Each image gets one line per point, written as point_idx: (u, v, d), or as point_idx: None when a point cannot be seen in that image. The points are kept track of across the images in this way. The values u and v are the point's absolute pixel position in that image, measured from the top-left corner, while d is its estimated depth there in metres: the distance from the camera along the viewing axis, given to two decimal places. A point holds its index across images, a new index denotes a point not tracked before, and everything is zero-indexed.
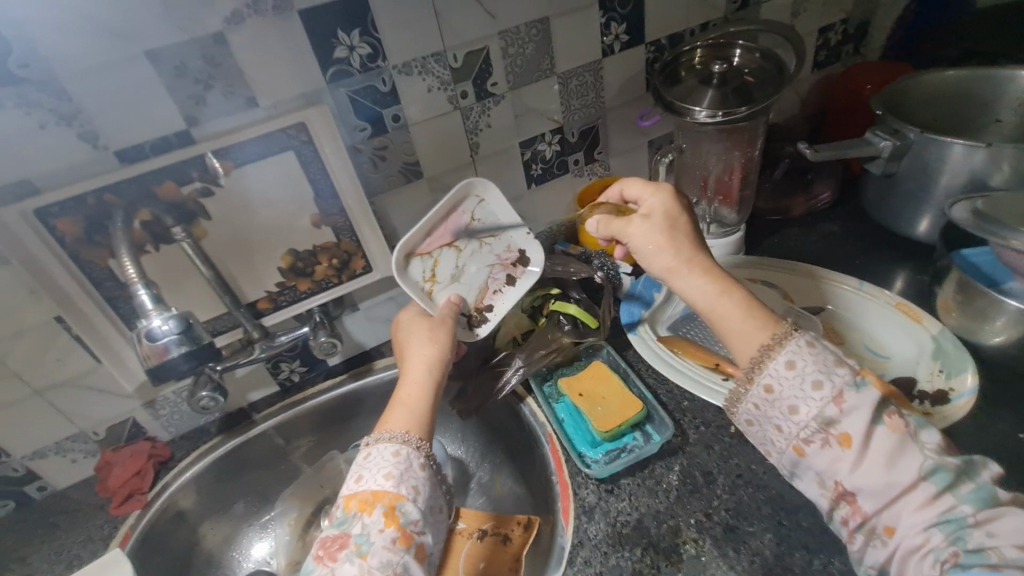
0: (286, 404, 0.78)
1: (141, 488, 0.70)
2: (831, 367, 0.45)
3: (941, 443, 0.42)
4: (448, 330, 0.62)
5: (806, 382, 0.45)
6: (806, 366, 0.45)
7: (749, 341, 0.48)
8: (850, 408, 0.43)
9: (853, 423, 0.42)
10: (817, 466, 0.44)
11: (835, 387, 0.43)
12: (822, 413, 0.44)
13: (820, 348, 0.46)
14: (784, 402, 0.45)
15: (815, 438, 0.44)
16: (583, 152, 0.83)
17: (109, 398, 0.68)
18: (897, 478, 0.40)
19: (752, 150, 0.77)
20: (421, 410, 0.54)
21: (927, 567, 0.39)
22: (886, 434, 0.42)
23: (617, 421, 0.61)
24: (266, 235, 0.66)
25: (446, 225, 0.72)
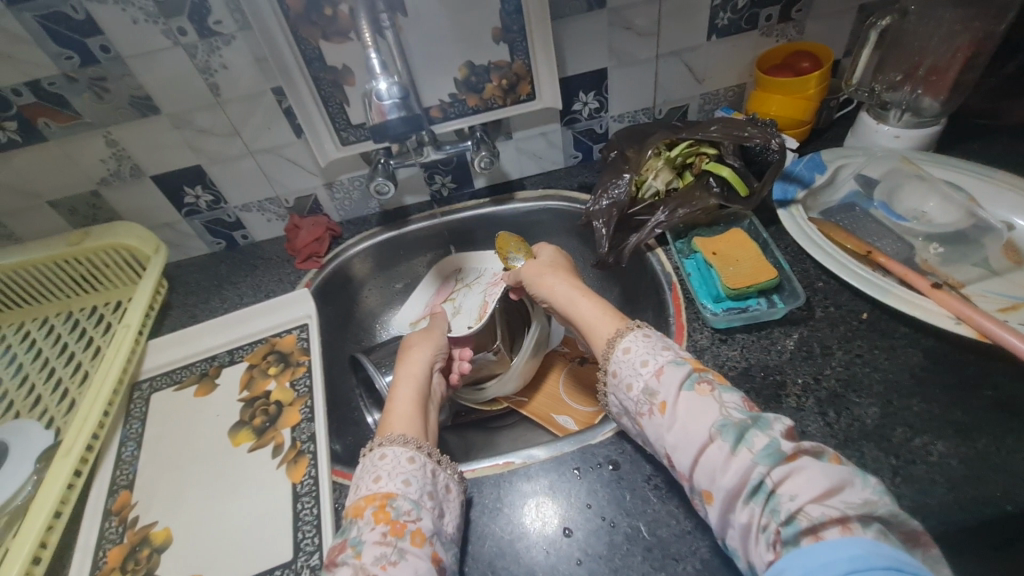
0: (434, 213, 0.87)
1: (319, 253, 0.83)
2: (658, 350, 0.50)
3: (744, 403, 0.44)
4: (441, 338, 0.71)
5: (648, 355, 0.49)
6: (639, 351, 0.50)
7: (601, 335, 0.56)
8: (666, 380, 0.47)
9: (667, 392, 0.46)
10: (652, 437, 0.47)
11: (657, 364, 0.48)
12: (646, 384, 0.48)
13: (654, 340, 0.51)
14: (624, 380, 0.50)
15: (645, 409, 0.47)
16: (781, 6, 0.75)
17: (301, 172, 0.80)
18: (699, 440, 0.43)
19: (997, 23, 0.64)
20: (417, 412, 0.58)
21: (760, 544, 0.38)
22: (692, 399, 0.45)
23: (747, 282, 0.63)
24: (449, 43, 0.69)
25: (436, 296, 0.85)
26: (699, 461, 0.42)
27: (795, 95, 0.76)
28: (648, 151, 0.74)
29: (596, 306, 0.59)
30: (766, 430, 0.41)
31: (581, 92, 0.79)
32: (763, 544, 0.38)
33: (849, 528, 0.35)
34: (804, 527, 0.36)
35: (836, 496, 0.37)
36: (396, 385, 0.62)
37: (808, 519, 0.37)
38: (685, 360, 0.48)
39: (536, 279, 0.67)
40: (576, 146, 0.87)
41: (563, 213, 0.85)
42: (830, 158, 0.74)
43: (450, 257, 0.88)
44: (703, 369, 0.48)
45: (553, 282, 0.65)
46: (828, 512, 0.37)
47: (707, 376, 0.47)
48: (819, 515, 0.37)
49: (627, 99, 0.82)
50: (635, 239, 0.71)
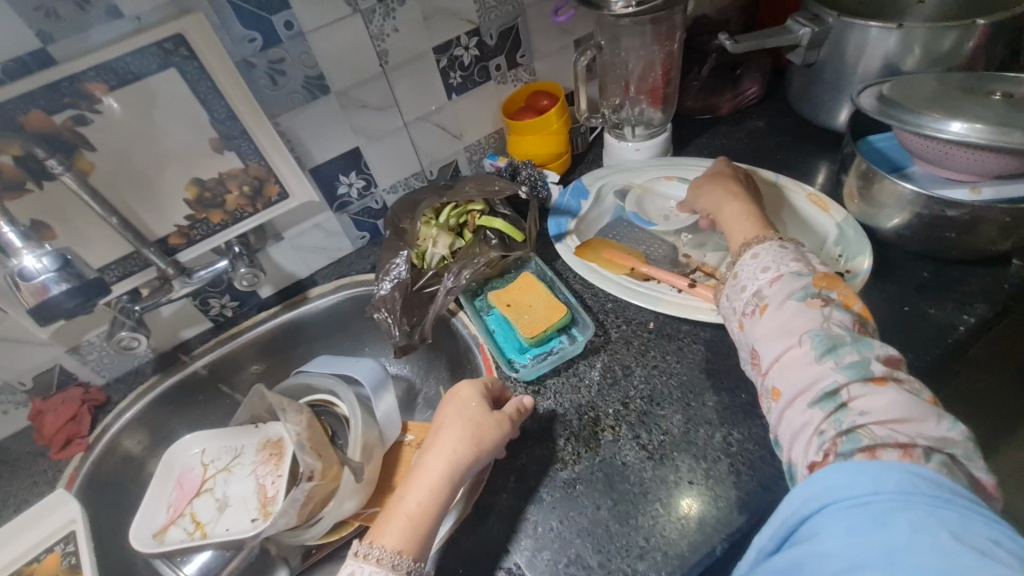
0: (221, 340, 0.77)
1: (80, 432, 0.69)
2: (786, 260, 0.53)
3: (854, 322, 0.46)
4: (497, 432, 0.54)
5: (774, 262, 0.53)
6: (766, 257, 0.54)
7: (742, 231, 0.60)
8: (778, 288, 0.50)
9: (774, 297, 0.50)
10: (748, 336, 0.51)
11: (778, 271, 0.52)
12: (759, 289, 0.52)
13: (789, 249, 0.54)
14: (741, 283, 0.54)
15: (750, 310, 0.52)
16: (504, 56, 0.80)
17: (27, 347, 0.66)
18: (790, 341, 0.46)
19: (671, 43, 0.74)
20: (425, 524, 0.48)
21: (811, 447, 0.41)
22: (801, 310, 0.48)
23: (542, 326, 0.63)
24: (164, 165, 0.62)
25: (180, 492, 0.65)
26: (783, 359, 0.46)
27: (541, 133, 0.80)
28: (419, 221, 0.72)
29: (739, 213, 0.62)
30: (864, 350, 0.43)
31: (340, 175, 0.76)
32: (813, 446, 0.41)
33: (911, 455, 0.37)
34: (863, 444, 0.39)
35: (908, 424, 0.39)
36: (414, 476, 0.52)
37: (869, 436, 0.39)
38: (811, 275, 0.50)
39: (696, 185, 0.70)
40: (358, 227, 0.83)
41: (365, 298, 0.81)
42: (590, 182, 0.79)
43: (192, 438, 0.68)
44: (825, 287, 0.49)
45: (705, 189, 0.67)
46: (894, 435, 0.38)
47: (827, 296, 0.48)
48: (884, 435, 0.39)
49: (392, 169, 0.81)
50: (432, 313, 0.68)
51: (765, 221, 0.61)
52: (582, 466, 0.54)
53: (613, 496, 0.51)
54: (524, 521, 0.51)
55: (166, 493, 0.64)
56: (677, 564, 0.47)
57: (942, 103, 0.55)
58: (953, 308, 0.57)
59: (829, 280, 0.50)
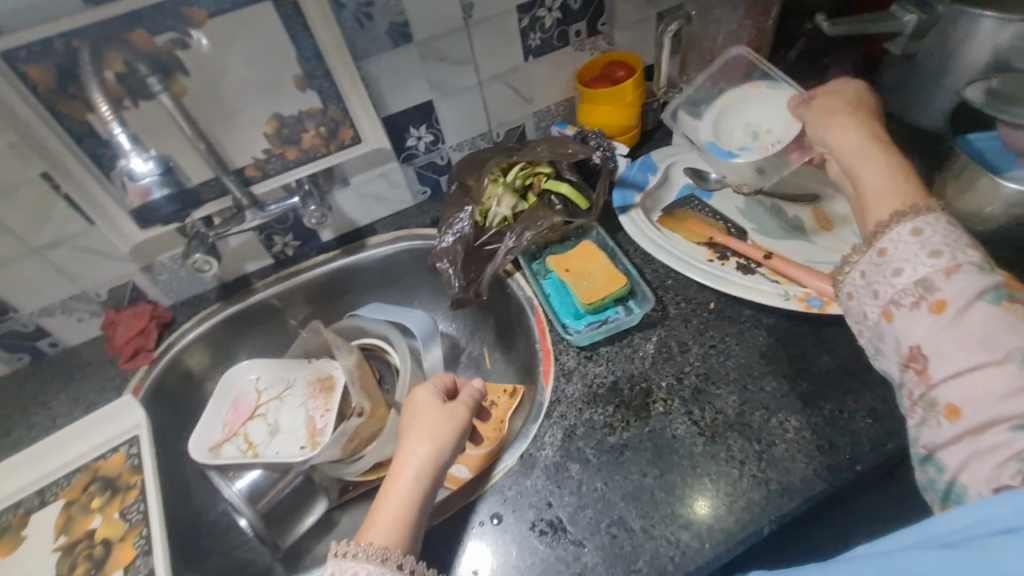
0: (281, 277, 0.80)
1: (147, 345, 0.72)
2: (960, 247, 0.40)
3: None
4: (457, 422, 0.52)
5: (938, 245, 0.41)
6: (934, 237, 0.41)
7: (885, 202, 0.46)
8: (959, 282, 0.38)
9: (953, 293, 0.38)
10: (898, 330, 0.41)
11: (954, 261, 0.39)
12: (927, 276, 0.40)
13: (930, 235, 0.41)
14: (892, 265, 0.42)
15: (908, 300, 0.40)
16: (585, 21, 0.78)
17: (107, 260, 0.69)
18: (982, 353, 0.35)
19: (765, 19, 0.73)
20: (410, 519, 0.45)
21: (1000, 473, 0.33)
22: (990, 313, 0.36)
23: (601, 294, 0.63)
24: (249, 97, 0.64)
25: (235, 413, 0.67)
26: (965, 373, 0.36)
27: (615, 104, 0.78)
28: (486, 179, 0.72)
29: (888, 169, 0.47)
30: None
31: (411, 127, 0.77)
32: (1005, 475, 0.33)
33: None
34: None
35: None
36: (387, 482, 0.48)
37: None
38: (998, 272, 0.38)
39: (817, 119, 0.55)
40: (421, 181, 0.84)
41: (421, 251, 0.82)
42: (659, 158, 0.78)
43: (249, 365, 0.71)
44: (1015, 287, 0.38)
45: (822, 134, 0.53)
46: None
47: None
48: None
49: (461, 127, 0.81)
50: (490, 270, 0.68)
51: (912, 186, 0.46)
52: (631, 433, 0.54)
53: (661, 466, 0.51)
54: (569, 479, 0.52)
55: (221, 413, 0.67)
56: (720, 540, 0.46)
57: None
58: None
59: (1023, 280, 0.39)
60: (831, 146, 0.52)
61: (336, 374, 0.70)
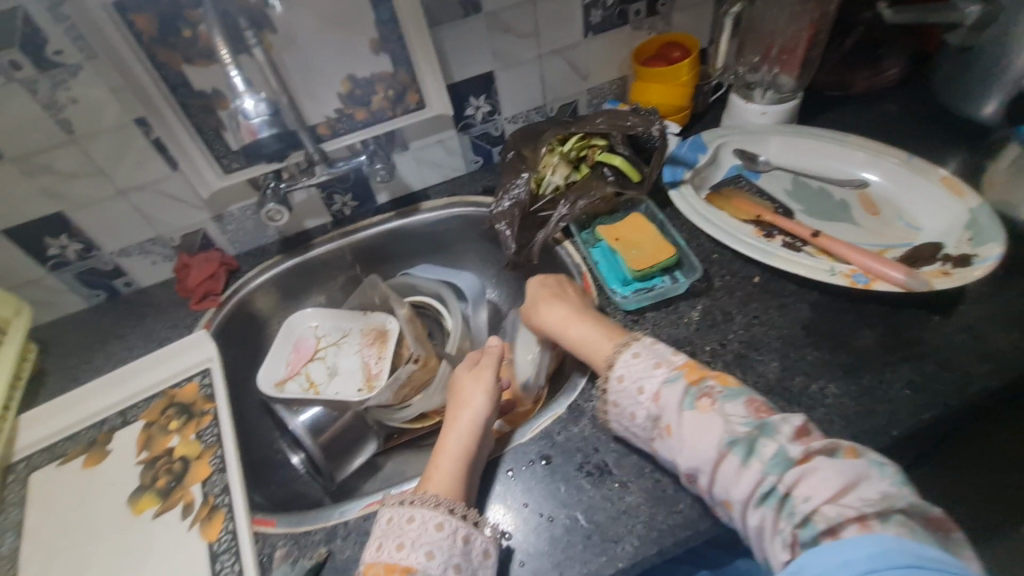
0: (338, 234, 0.84)
1: (216, 289, 0.77)
2: (651, 368, 0.52)
3: (749, 410, 0.46)
4: (488, 377, 0.59)
5: (640, 379, 0.51)
6: (631, 376, 0.52)
7: (602, 350, 0.57)
8: (664, 403, 0.49)
9: (670, 416, 0.48)
10: (667, 459, 0.49)
11: (652, 389, 0.50)
12: (649, 411, 0.50)
13: (643, 356, 0.53)
14: (626, 410, 0.51)
15: (654, 433, 0.50)
16: (646, 0, 0.80)
17: (184, 207, 0.74)
18: (712, 456, 0.45)
19: (828, 5, 0.71)
20: (462, 473, 0.51)
21: (776, 545, 0.40)
22: (693, 418, 0.47)
23: (649, 262, 0.66)
24: (328, 57, 0.68)
25: (296, 354, 0.72)
26: (715, 475, 0.45)
27: (669, 84, 0.81)
28: (543, 149, 0.76)
29: (593, 327, 0.59)
30: (773, 435, 0.44)
31: (471, 96, 0.80)
32: (777, 542, 0.40)
33: (868, 527, 0.37)
34: (822, 529, 0.39)
35: (853, 493, 0.39)
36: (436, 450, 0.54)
37: (825, 520, 0.39)
38: (679, 373, 0.50)
39: (529, 323, 0.65)
40: (475, 151, 0.87)
41: (471, 218, 0.85)
42: (710, 139, 0.79)
43: (310, 312, 0.75)
44: (700, 378, 0.50)
45: (537, 311, 0.64)
46: (845, 512, 0.39)
47: (708, 387, 0.49)
48: (835, 514, 0.39)
49: (517, 99, 0.84)
50: (542, 236, 0.71)
51: (614, 330, 0.59)
52: None
53: None
54: (615, 428, 0.55)
55: (284, 353, 0.72)
56: None
57: None
58: None
59: (696, 370, 0.50)
60: (550, 324, 0.62)
61: (392, 325, 0.74)
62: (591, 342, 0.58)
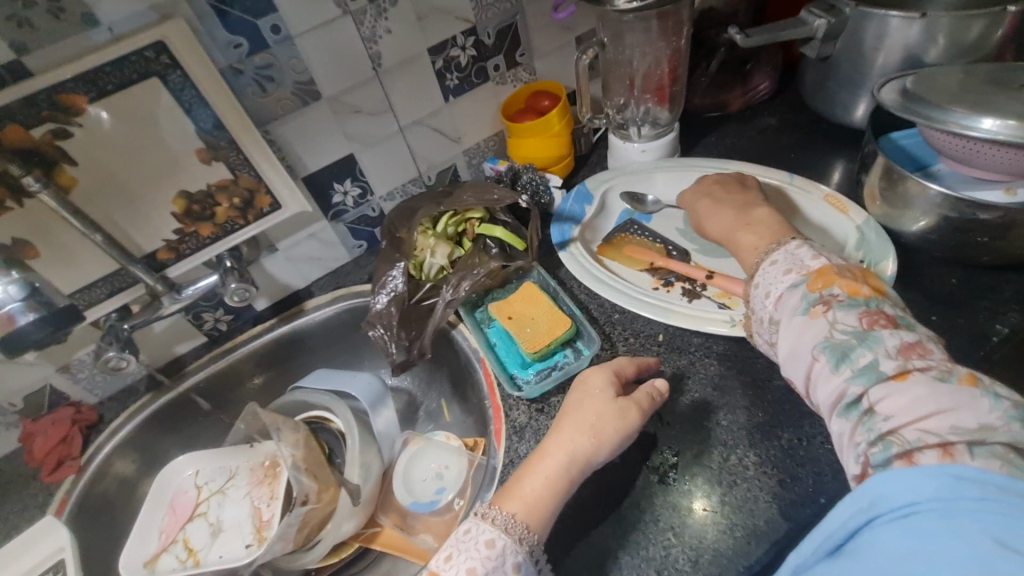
0: (215, 355, 0.75)
1: (72, 453, 0.67)
2: (781, 275, 0.50)
3: (862, 321, 0.43)
4: (637, 413, 0.50)
5: (771, 285, 0.51)
6: (768, 279, 0.51)
7: (528, 506, 0.46)
8: (784, 305, 0.48)
9: (785, 320, 0.48)
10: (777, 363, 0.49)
11: (777, 292, 0.50)
12: (771, 313, 0.49)
13: (781, 263, 0.51)
14: (757, 312, 0.52)
15: (770, 334, 0.50)
16: (502, 55, 0.76)
17: (14, 368, 0.64)
18: (806, 362, 0.44)
19: (679, 38, 0.71)
20: (547, 501, 0.46)
21: (851, 459, 0.40)
22: (801, 323, 0.46)
23: (546, 340, 0.60)
24: (149, 178, 0.60)
25: (173, 516, 0.62)
26: (810, 378, 0.44)
27: (541, 137, 0.76)
28: (416, 231, 0.69)
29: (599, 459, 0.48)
30: (875, 349, 0.41)
31: (335, 183, 0.73)
32: (853, 458, 0.40)
33: (952, 455, 0.35)
34: (896, 452, 0.37)
35: (941, 421, 0.36)
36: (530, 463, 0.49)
37: (901, 443, 0.37)
38: (803, 281, 0.48)
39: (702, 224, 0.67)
40: (355, 235, 0.80)
41: (363, 309, 0.78)
42: (595, 186, 0.75)
43: (185, 460, 0.66)
44: (856, 291, 0.45)
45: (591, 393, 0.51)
46: (926, 439, 0.36)
47: (829, 295, 0.46)
48: (915, 439, 0.37)
49: (389, 175, 0.78)
50: (431, 328, 0.65)
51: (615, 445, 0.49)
52: (589, 491, 0.51)
53: (622, 524, 0.48)
54: None
55: (157, 518, 0.62)
56: None
57: (973, 96, 0.51)
58: (981, 313, 0.54)
59: (825, 278, 0.47)
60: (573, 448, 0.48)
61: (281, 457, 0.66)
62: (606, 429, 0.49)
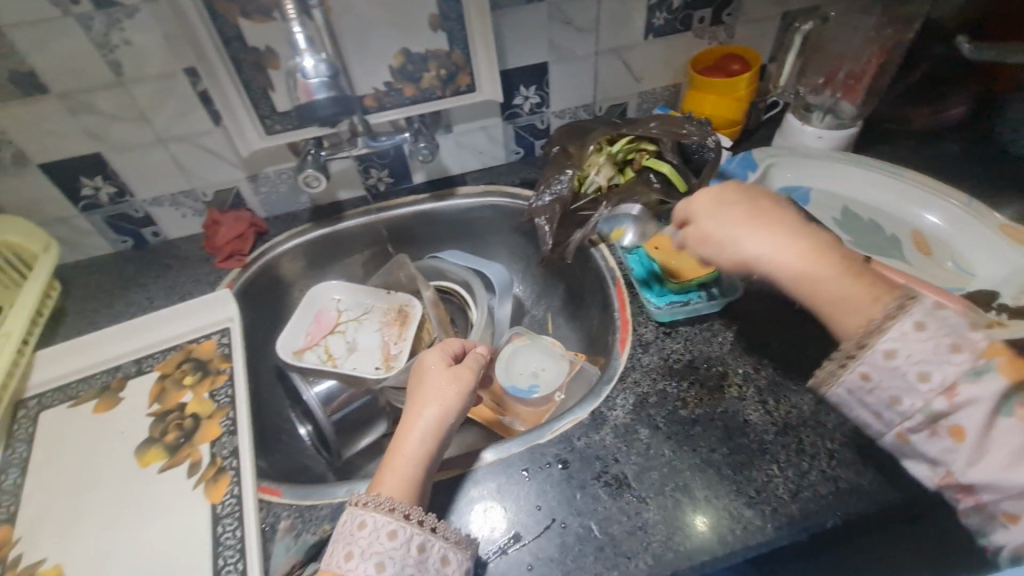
0: (370, 209, 0.83)
1: (242, 250, 0.76)
2: (914, 337, 0.40)
3: (996, 392, 0.37)
4: (463, 386, 0.56)
5: (932, 364, 0.40)
6: (913, 355, 0.40)
7: (399, 477, 0.49)
8: (965, 400, 0.39)
9: (966, 419, 0.39)
10: (922, 452, 0.42)
11: (946, 379, 0.39)
12: (942, 407, 0.40)
13: (933, 330, 0.40)
14: (886, 390, 0.42)
15: (923, 429, 0.41)
16: (713, 8, 0.78)
17: (221, 163, 0.73)
18: (1023, 474, 0.37)
19: (907, 33, 0.71)
20: (418, 470, 0.50)
21: None
22: (1015, 428, 0.37)
23: (688, 275, 0.64)
24: (383, 29, 0.66)
25: (317, 325, 0.71)
26: (1010, 492, 0.38)
27: (725, 97, 0.78)
28: (590, 147, 0.74)
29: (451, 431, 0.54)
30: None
31: (522, 86, 0.78)
32: None
33: None
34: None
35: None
36: (393, 445, 0.52)
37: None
38: (991, 367, 0.38)
39: (701, 247, 0.54)
40: (517, 141, 0.85)
41: (507, 209, 0.84)
42: (761, 157, 0.77)
43: (334, 285, 0.75)
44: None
45: (424, 374, 0.57)
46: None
47: None
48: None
49: (568, 94, 0.82)
50: (578, 236, 0.70)
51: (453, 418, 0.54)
52: (703, 410, 0.55)
53: (729, 445, 0.53)
54: (637, 440, 0.54)
55: (304, 322, 0.71)
56: (781, 523, 0.48)
57: None
58: None
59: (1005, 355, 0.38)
60: (432, 421, 0.53)
61: (414, 307, 0.73)
62: (453, 401, 0.54)
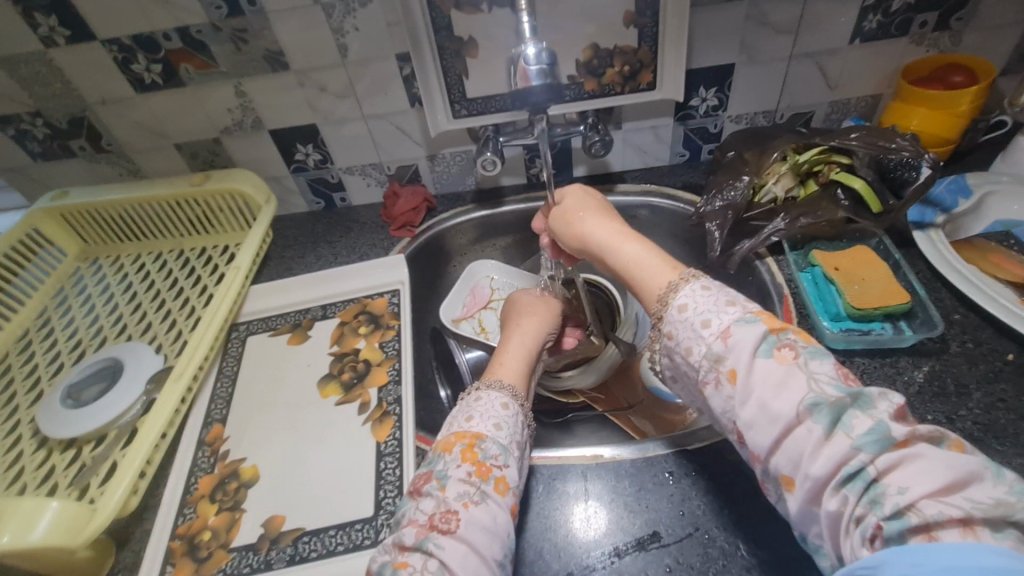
0: (528, 195, 0.86)
1: (414, 222, 0.84)
2: (721, 305, 0.42)
3: (836, 372, 0.36)
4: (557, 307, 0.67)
5: (707, 313, 0.42)
6: (697, 307, 0.43)
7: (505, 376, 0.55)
8: (734, 342, 0.39)
9: (737, 359, 0.39)
10: (715, 410, 0.40)
11: (722, 324, 0.41)
12: (711, 349, 0.40)
13: (714, 291, 0.44)
14: (682, 344, 0.43)
15: (709, 377, 0.41)
16: (940, 12, 0.69)
17: (409, 141, 0.81)
18: (785, 421, 0.35)
19: None
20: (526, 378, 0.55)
21: (853, 539, 0.32)
22: (767, 367, 0.37)
23: (875, 304, 0.58)
24: (578, 23, 0.68)
25: (473, 299, 0.79)
26: (782, 441, 0.35)
27: (942, 110, 0.70)
28: (773, 154, 0.69)
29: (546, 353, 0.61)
30: (869, 410, 0.33)
31: (702, 87, 0.76)
32: (857, 538, 0.32)
33: (974, 532, 0.28)
34: (913, 525, 0.29)
35: (959, 492, 0.30)
36: (502, 351, 0.58)
37: (920, 516, 0.30)
38: (757, 318, 0.40)
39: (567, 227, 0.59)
40: (684, 143, 0.83)
41: (665, 211, 0.82)
42: (977, 182, 0.67)
43: (490, 264, 0.81)
44: (781, 329, 0.39)
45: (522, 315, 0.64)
46: (946, 511, 0.29)
47: (789, 339, 0.38)
48: (936, 513, 0.29)
49: (749, 98, 0.78)
50: (747, 246, 0.66)
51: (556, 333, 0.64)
52: None
53: None
54: None
55: (463, 294, 0.80)
56: None
57: None
58: None
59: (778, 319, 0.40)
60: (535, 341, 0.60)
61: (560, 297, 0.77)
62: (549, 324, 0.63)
